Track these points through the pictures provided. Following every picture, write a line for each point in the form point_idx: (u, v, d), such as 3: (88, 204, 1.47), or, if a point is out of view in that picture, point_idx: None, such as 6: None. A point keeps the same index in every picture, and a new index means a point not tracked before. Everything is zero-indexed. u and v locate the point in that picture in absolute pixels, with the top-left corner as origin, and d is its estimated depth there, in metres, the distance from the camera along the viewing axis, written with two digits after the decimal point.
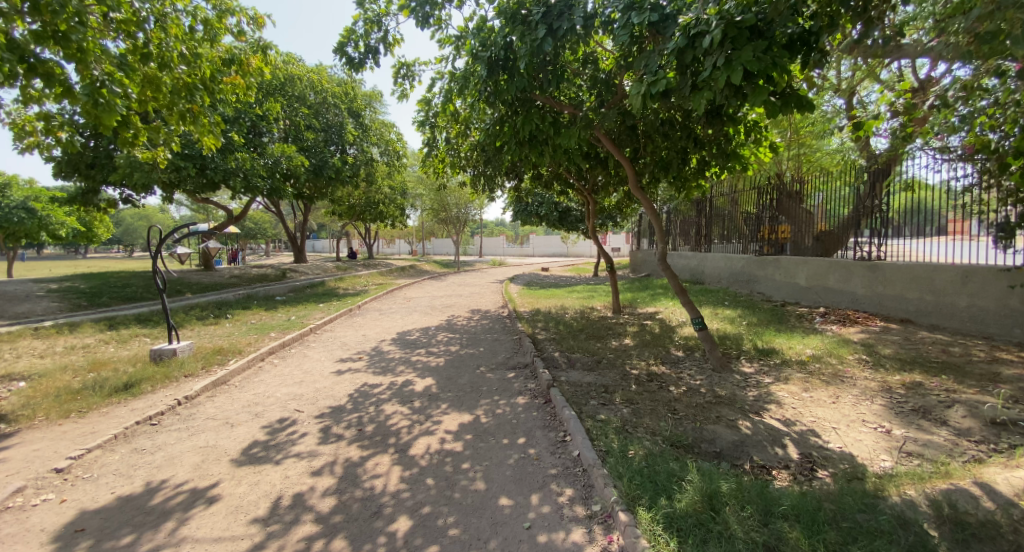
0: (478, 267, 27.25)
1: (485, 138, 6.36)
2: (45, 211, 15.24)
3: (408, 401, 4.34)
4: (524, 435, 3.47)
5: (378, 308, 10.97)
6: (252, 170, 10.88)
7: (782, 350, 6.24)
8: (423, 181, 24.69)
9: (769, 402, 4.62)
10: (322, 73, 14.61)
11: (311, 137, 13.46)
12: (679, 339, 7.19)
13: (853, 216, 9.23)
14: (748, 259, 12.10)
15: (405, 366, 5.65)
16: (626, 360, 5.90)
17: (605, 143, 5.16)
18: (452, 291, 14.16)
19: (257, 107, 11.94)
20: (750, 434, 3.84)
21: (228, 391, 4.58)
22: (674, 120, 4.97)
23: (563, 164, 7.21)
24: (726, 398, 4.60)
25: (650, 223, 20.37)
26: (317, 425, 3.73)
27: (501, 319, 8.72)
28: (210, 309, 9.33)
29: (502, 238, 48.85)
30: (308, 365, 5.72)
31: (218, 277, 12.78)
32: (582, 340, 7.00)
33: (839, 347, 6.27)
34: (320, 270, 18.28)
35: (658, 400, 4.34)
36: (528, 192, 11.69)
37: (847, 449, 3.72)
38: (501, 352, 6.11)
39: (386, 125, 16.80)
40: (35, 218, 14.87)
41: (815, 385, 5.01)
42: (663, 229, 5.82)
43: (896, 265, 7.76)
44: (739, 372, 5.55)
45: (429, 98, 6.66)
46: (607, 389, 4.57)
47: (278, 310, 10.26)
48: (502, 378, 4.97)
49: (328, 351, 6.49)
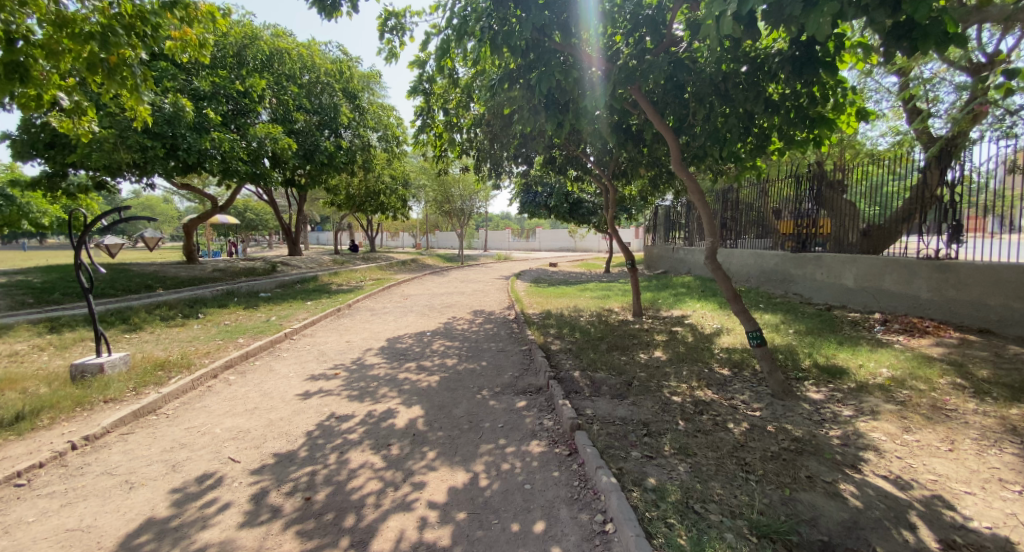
0: (483, 262, 26.13)
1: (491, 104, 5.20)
2: (25, 199, 14.17)
3: (384, 446, 3.24)
4: (542, 517, 2.35)
5: (370, 307, 9.85)
6: (230, 152, 9.80)
7: (851, 371, 5.02)
8: (426, 170, 23.55)
9: (864, 448, 3.42)
10: (315, 50, 13.51)
11: (301, 119, 12.35)
12: (719, 353, 6.01)
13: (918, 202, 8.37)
14: (782, 256, 10.86)
15: (387, 388, 4.53)
16: (662, 383, 4.78)
17: (642, 104, 4.02)
18: (454, 289, 13.07)
19: (238, 84, 10.80)
20: (860, 510, 2.54)
21: (152, 427, 3.52)
22: (740, 73, 3.87)
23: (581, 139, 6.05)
24: (806, 443, 3.45)
25: (667, 217, 19.15)
26: (250, 490, 2.63)
27: (508, 325, 7.58)
28: (178, 309, 8.25)
29: (508, 231, 47.61)
30: (270, 385, 4.63)
31: (199, 271, 11.73)
32: (603, 353, 5.84)
33: (922, 365, 5.05)
34: (314, 264, 17.18)
35: (721, 450, 3.23)
36: (538, 179, 10.54)
37: (999, 531, 2.35)
38: (507, 370, 5.00)
39: (385, 109, 15.67)
40: (14, 206, 13.84)
41: (916, 424, 3.71)
42: (712, 220, 4.65)
43: (972, 265, 6.47)
44: (806, 400, 4.41)
45: (424, 60, 5.50)
46: (648, 430, 3.45)
47: (259, 308, 9.18)
48: (510, 409, 3.87)
49: (299, 363, 5.42)
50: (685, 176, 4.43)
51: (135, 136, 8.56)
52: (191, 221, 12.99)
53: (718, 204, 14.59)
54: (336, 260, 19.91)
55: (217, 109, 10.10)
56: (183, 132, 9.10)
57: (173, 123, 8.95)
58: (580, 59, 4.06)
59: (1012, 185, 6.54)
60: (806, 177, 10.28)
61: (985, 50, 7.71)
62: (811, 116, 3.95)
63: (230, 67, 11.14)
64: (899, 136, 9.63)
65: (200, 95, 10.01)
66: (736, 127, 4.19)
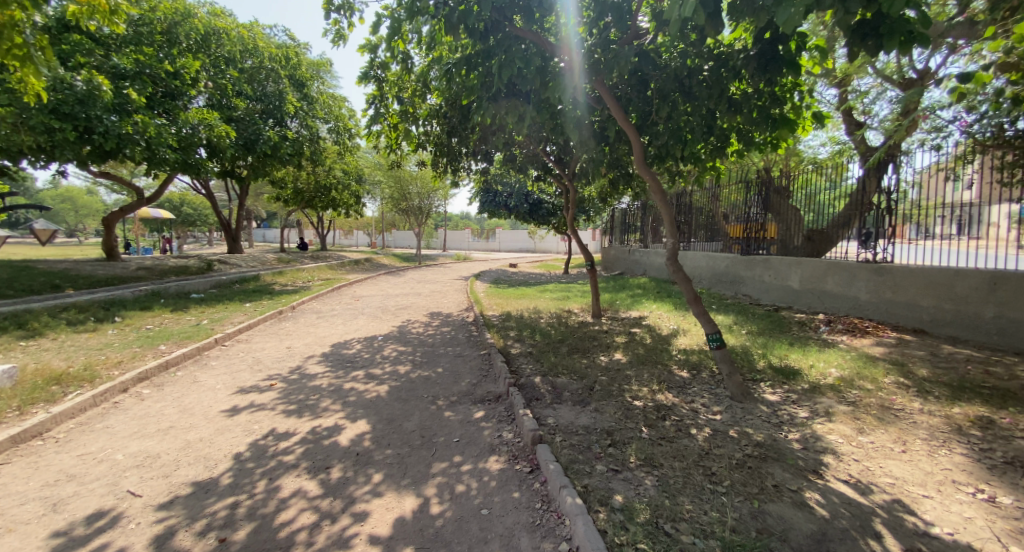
0: (440, 262, 25.62)
1: (450, 91, 4.90)
2: None
3: (321, 469, 2.85)
4: (501, 549, 2.07)
5: (316, 310, 9.18)
6: (155, 139, 8.77)
7: (804, 372, 5.12)
8: (381, 167, 22.68)
9: (822, 450, 3.41)
10: (258, 33, 12.55)
11: (241, 106, 11.41)
12: (678, 355, 5.99)
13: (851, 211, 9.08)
14: (732, 258, 11.21)
15: (330, 400, 4.09)
16: (623, 387, 4.65)
17: (605, 97, 3.85)
18: (410, 290, 12.56)
19: (167, 63, 9.76)
20: (827, 520, 2.43)
21: (32, 457, 2.93)
22: (701, 68, 3.76)
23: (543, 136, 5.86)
24: (768, 448, 3.40)
25: (622, 219, 19.51)
26: (149, 533, 2.18)
27: (466, 328, 7.26)
28: (90, 312, 7.26)
29: (467, 231, 47.05)
30: (193, 400, 4.06)
31: (120, 269, 10.50)
32: (563, 356, 5.66)
33: (867, 365, 5.23)
34: (257, 262, 16.00)
35: (686, 459, 3.09)
36: (497, 177, 10.32)
37: (959, 537, 2.32)
38: (465, 377, 4.69)
39: (336, 100, 14.86)
40: None
41: (870, 426, 3.76)
42: (674, 220, 4.56)
43: (908, 269, 6.84)
44: (764, 402, 4.41)
45: (374, 43, 5.09)
46: (613, 440, 3.27)
47: (189, 311, 8.31)
48: (466, 421, 3.57)
49: (230, 373, 4.85)
50: (646, 173, 4.32)
51: (37, 114, 7.41)
52: (112, 214, 11.65)
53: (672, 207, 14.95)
54: (282, 258, 18.69)
55: (142, 90, 9.02)
56: (99, 115, 8.02)
57: (86, 104, 7.93)
58: (543, 47, 3.84)
59: (929, 195, 6.89)
60: (755, 183, 10.61)
61: (914, 67, 8.29)
62: (774, 116, 3.82)
63: (158, 45, 9.98)
64: (841, 145, 10.20)
65: (121, 73, 8.95)
66: (699, 125, 4.10)
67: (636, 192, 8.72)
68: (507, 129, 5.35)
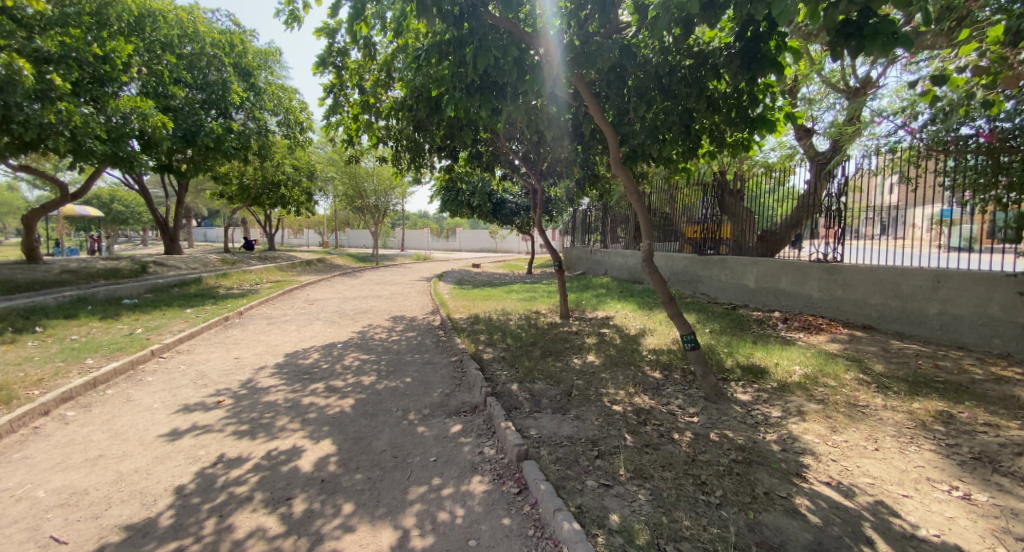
0: (399, 262, 24.88)
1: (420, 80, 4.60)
2: None
3: (282, 501, 2.51)
4: None
5: (266, 315, 8.50)
6: (80, 129, 7.76)
7: (771, 370, 5.25)
8: (335, 163, 21.66)
9: (801, 451, 3.45)
10: (199, 16, 11.55)
11: (181, 95, 10.42)
12: (649, 355, 5.98)
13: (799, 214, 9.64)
14: (691, 258, 11.49)
15: (288, 418, 3.69)
16: (600, 391, 4.54)
17: (583, 93, 3.73)
18: (369, 292, 11.98)
19: (92, 44, 8.69)
20: (821, 528, 2.41)
21: None
22: (681, 66, 3.70)
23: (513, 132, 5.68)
24: (750, 451, 3.39)
25: (583, 219, 19.69)
26: None
27: (432, 332, 6.93)
28: (7, 321, 6.32)
29: (425, 231, 46.16)
30: (123, 423, 3.52)
31: (33, 272, 9.25)
32: (535, 360, 5.49)
33: (828, 362, 5.44)
34: (197, 264, 14.74)
35: (674, 467, 3.00)
36: (460, 175, 10.04)
37: (947, 539, 2.36)
38: (436, 386, 4.42)
39: (287, 92, 13.99)
40: None
41: (842, 425, 3.87)
42: (650, 220, 4.51)
43: (858, 268, 7.23)
44: (737, 402, 4.45)
45: (333, 28, 4.69)
46: (598, 451, 3.13)
47: (119, 319, 7.42)
48: (442, 437, 3.32)
49: (168, 389, 4.29)
50: (621, 172, 4.24)
51: None
52: (32, 212, 10.26)
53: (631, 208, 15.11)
54: (225, 259, 17.37)
55: (66, 76, 7.95)
56: (18, 102, 6.87)
57: (5, 90, 6.75)
58: (521, 36, 3.65)
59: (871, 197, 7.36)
60: (709, 186, 11.04)
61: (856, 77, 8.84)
62: (751, 116, 3.83)
63: (86, 26, 8.85)
64: (789, 149, 10.75)
65: (41, 56, 7.84)
66: (676, 124, 4.05)
67: (601, 193, 8.77)
68: (478, 124, 5.11)
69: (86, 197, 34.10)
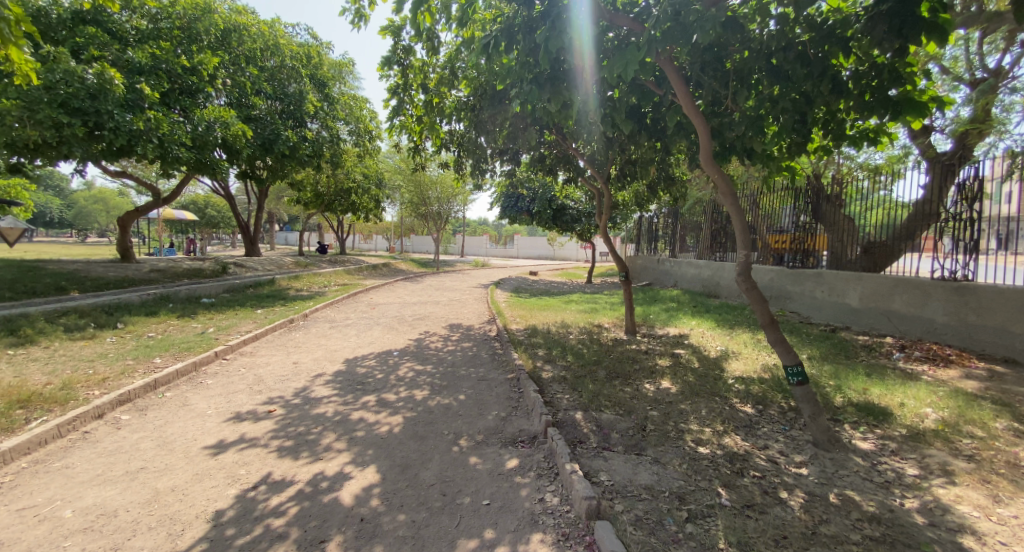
0: (459, 268, 25.13)
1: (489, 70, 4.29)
2: None
3: (314, 543, 2.19)
4: None
5: (329, 318, 8.64)
6: (168, 136, 8.38)
7: (896, 412, 4.26)
8: (401, 170, 22.31)
9: (961, 527, 2.61)
10: (280, 31, 12.27)
11: (260, 105, 11.06)
12: (735, 385, 5.17)
13: (909, 227, 8.20)
14: (777, 271, 10.27)
15: (334, 436, 3.43)
16: (681, 427, 3.88)
17: (670, 77, 3.27)
18: (428, 298, 11.97)
19: (181, 57, 9.31)
20: None
21: None
22: (800, 42, 3.06)
23: (583, 130, 5.22)
24: (890, 523, 2.60)
25: (649, 228, 18.65)
26: None
27: (489, 344, 6.56)
28: (91, 317, 6.87)
29: (485, 237, 46.66)
30: (177, 430, 3.46)
31: (133, 271, 10.20)
32: (602, 383, 4.91)
33: (972, 404, 4.35)
34: (273, 266, 15.69)
35: (793, 542, 2.33)
36: (523, 181, 9.72)
37: None
38: (493, 408, 4.00)
39: (358, 101, 14.46)
40: None
41: (1015, 494, 2.93)
42: (747, 227, 3.83)
43: (1002, 288, 5.90)
44: (859, 452, 3.60)
45: (396, 24, 4.54)
46: (689, 510, 2.53)
47: (197, 317, 7.86)
48: (500, 474, 2.88)
49: (225, 395, 4.27)
50: (714, 171, 3.66)
51: (46, 110, 7.11)
52: (128, 214, 11.39)
53: (705, 215, 13.91)
54: (298, 262, 18.40)
55: (156, 86, 8.64)
56: (110, 110, 7.67)
57: (97, 98, 7.58)
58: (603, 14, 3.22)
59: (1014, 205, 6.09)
60: (802, 191, 9.81)
61: (986, 63, 7.40)
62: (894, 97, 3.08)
63: (177, 41, 9.71)
64: (904, 148, 9.22)
65: (136, 68, 8.57)
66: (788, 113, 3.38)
67: (675, 196, 8.01)
68: (544, 119, 4.71)
69: (189, 203, 38.30)
